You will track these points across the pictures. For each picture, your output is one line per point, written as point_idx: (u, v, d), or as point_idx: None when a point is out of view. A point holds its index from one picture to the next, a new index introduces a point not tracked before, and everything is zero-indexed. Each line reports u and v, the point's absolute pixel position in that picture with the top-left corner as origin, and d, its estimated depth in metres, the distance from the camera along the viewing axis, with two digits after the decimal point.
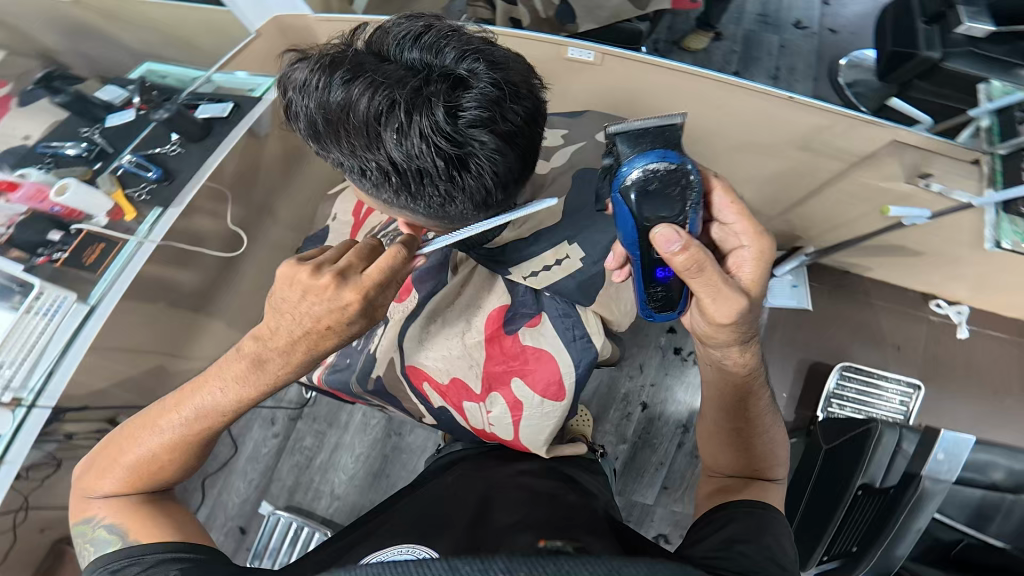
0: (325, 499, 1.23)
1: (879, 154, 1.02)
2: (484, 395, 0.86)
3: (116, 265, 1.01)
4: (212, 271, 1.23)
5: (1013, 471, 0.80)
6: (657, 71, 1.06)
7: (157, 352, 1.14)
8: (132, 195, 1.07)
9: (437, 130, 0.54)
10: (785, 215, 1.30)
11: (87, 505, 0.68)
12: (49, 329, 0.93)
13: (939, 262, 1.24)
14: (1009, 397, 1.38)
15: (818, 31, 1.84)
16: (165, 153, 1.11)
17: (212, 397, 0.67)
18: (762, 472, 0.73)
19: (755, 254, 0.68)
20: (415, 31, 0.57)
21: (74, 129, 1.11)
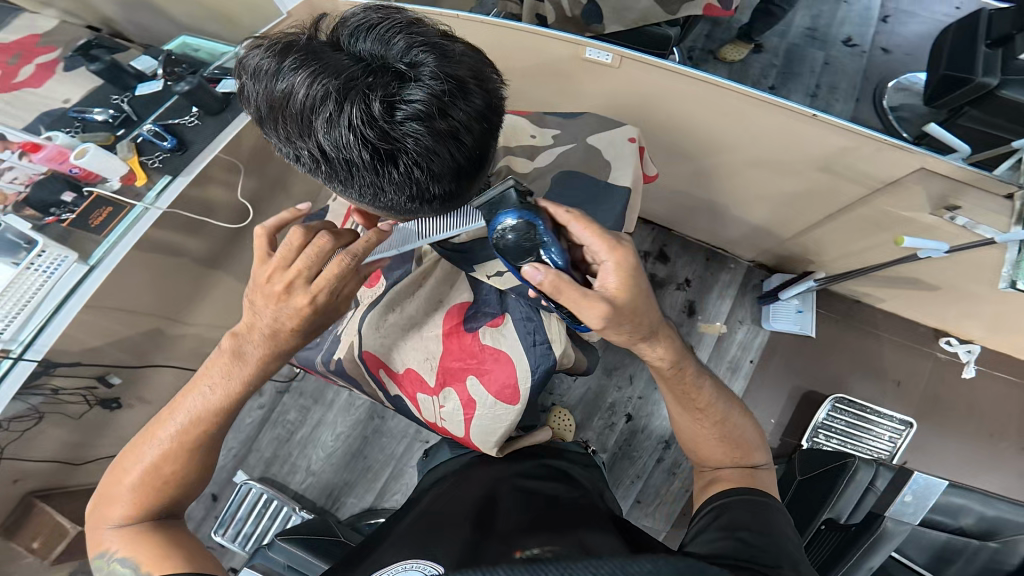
0: (300, 474, 1.24)
1: (904, 181, 0.95)
2: (438, 389, 0.82)
3: (121, 227, 1.02)
4: (220, 241, 1.24)
5: (984, 517, 0.78)
6: (675, 77, 0.99)
7: (157, 316, 1.15)
8: (147, 162, 1.09)
9: (367, 122, 0.49)
10: (800, 238, 1.28)
11: (99, 538, 0.67)
12: (46, 286, 0.94)
13: (956, 299, 1.19)
14: (1004, 441, 1.32)
15: (869, 50, 1.79)
16: (184, 124, 1.13)
17: (202, 395, 0.70)
18: (743, 460, 0.71)
19: (617, 263, 0.62)
20: (370, 21, 0.52)
21: (107, 97, 1.18)
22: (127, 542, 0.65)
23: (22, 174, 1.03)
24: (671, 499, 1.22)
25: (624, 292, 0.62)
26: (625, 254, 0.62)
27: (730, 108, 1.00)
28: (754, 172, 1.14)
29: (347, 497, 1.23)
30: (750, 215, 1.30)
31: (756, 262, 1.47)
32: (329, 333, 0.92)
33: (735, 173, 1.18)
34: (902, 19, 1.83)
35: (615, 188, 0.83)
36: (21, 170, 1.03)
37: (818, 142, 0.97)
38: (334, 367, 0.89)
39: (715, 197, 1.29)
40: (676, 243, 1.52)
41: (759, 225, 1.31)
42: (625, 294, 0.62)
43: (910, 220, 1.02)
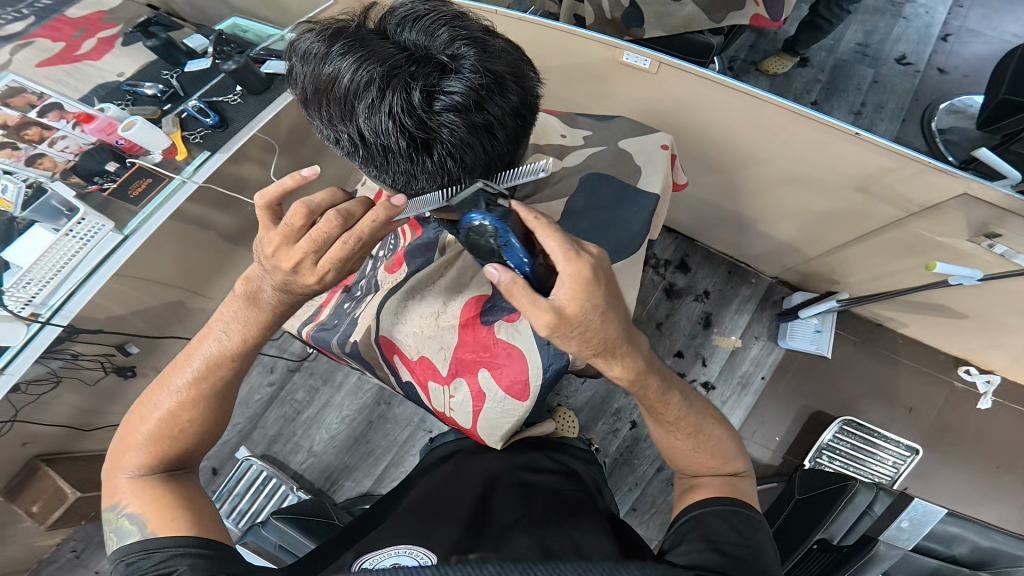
0: (302, 454, 1.27)
1: (945, 207, 0.92)
2: (449, 379, 0.82)
3: (157, 200, 1.05)
4: (248, 217, 1.27)
5: (979, 548, 0.76)
6: (712, 87, 0.98)
7: (180, 288, 1.18)
8: (188, 137, 1.12)
9: (407, 111, 0.50)
10: (827, 257, 1.25)
11: (112, 489, 0.64)
12: (81, 252, 0.98)
13: (983, 329, 1.15)
14: (1008, 473, 1.27)
15: (923, 69, 1.73)
16: (227, 102, 1.17)
17: (216, 339, 0.68)
18: (723, 469, 0.67)
19: (571, 274, 0.51)
20: (417, 12, 0.53)
21: (158, 72, 1.23)
22: (140, 492, 0.63)
23: (73, 144, 1.05)
24: (667, 508, 1.21)
25: (574, 309, 0.51)
26: (581, 266, 0.51)
27: (768, 120, 0.98)
28: (786, 188, 1.12)
29: (345, 480, 1.25)
30: (777, 232, 1.27)
31: (778, 279, 1.44)
32: (347, 316, 0.92)
33: (766, 188, 1.16)
34: (964, 38, 1.77)
35: (642, 194, 0.82)
36: (72, 140, 1.05)
37: (854, 160, 0.95)
38: (350, 350, 0.90)
39: (742, 210, 1.27)
40: (698, 253, 1.50)
41: (785, 242, 1.29)
42: (576, 311, 0.51)
43: (945, 246, 0.99)
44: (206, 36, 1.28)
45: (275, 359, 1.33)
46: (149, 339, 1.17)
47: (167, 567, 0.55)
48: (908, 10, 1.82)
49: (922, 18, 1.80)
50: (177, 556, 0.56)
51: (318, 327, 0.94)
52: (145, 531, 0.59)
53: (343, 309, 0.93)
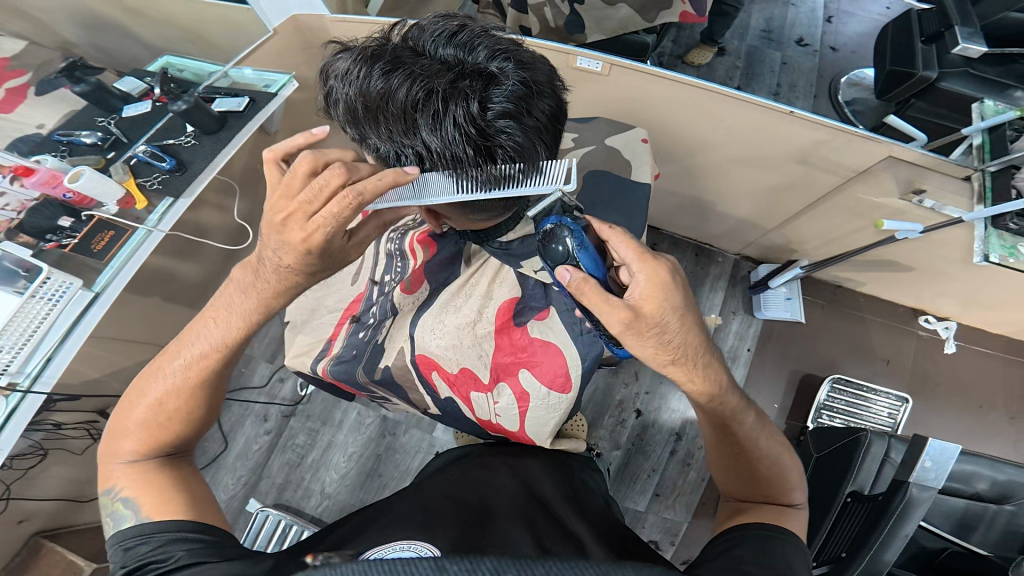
0: (315, 498, 1.21)
1: (874, 170, 1.02)
2: (492, 385, 0.85)
3: (125, 253, 1.00)
4: (213, 264, 1.27)
5: (998, 481, 0.85)
6: (663, 83, 1.05)
7: (151, 343, 1.16)
8: (144, 184, 1.06)
9: (470, 121, 0.55)
10: (780, 229, 1.35)
11: (109, 472, 0.61)
12: (52, 314, 0.90)
13: (929, 278, 1.27)
14: (992, 412, 1.40)
15: (819, 48, 1.91)
16: (179, 144, 1.12)
17: (207, 328, 0.63)
18: (776, 498, 0.62)
19: (646, 276, 0.55)
20: (451, 32, 0.58)
21: (91, 119, 1.14)
22: (133, 478, 0.60)
23: (12, 200, 0.97)
24: (689, 490, 1.24)
25: (651, 305, 0.54)
26: (659, 266, 0.55)
27: (706, 106, 1.05)
28: (734, 168, 1.20)
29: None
30: (732, 210, 1.36)
31: (742, 255, 1.54)
32: (368, 345, 0.92)
33: (716, 171, 1.24)
34: (844, 19, 1.97)
35: (637, 185, 0.87)
36: (12, 197, 0.96)
37: (793, 138, 1.04)
38: (380, 377, 0.91)
39: (700, 195, 1.35)
40: (665, 240, 1.58)
41: (743, 219, 1.38)
42: (652, 308, 0.55)
43: (882, 206, 1.09)
44: (141, 78, 1.21)
45: (267, 407, 1.29)
46: None
47: (165, 553, 0.53)
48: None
49: (809, 3, 1.99)
50: (177, 541, 0.54)
51: (334, 360, 0.91)
52: (140, 515, 0.57)
53: (361, 338, 0.93)
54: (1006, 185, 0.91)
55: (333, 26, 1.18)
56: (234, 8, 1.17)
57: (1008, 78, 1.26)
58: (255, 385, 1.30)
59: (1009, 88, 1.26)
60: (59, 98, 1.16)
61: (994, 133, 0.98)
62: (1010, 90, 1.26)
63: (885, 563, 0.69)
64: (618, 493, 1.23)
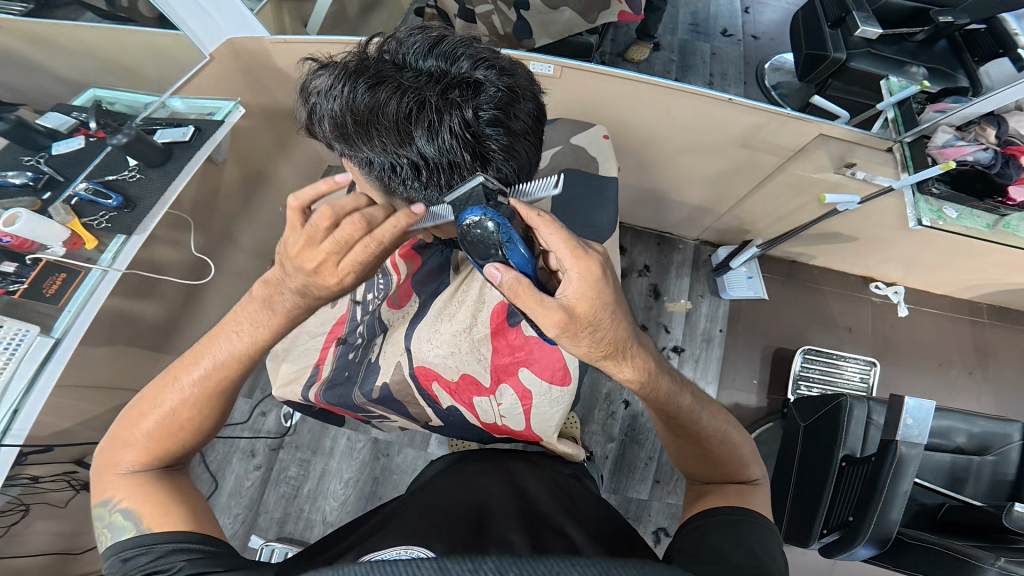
0: (318, 528, 1.18)
1: (809, 148, 1.11)
2: (494, 388, 0.86)
3: (80, 297, 0.96)
4: (176, 301, 1.22)
5: (973, 434, 0.94)
6: (608, 80, 1.09)
7: (120, 390, 1.12)
8: (89, 223, 1.00)
9: (464, 129, 0.56)
10: (733, 212, 1.43)
11: (106, 483, 0.59)
12: (9, 365, 0.86)
13: (871, 245, 1.38)
14: (950, 368, 1.52)
15: (742, 38, 2.03)
16: (122, 180, 1.06)
17: (229, 339, 0.61)
18: (734, 477, 0.65)
19: (579, 274, 0.53)
20: (430, 42, 0.59)
21: (15, 158, 1.05)
22: (134, 488, 0.58)
23: None
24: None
25: (583, 304, 0.53)
26: (590, 262, 0.54)
27: (654, 101, 1.10)
28: (684, 157, 1.26)
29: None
30: (685, 199, 1.43)
31: (701, 240, 1.62)
32: (361, 364, 0.93)
33: (669, 162, 1.29)
34: (760, 9, 2.10)
35: (606, 179, 0.92)
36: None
37: (734, 123, 1.10)
38: (378, 397, 0.89)
39: (657, 186, 1.41)
40: (628, 233, 1.65)
41: (698, 206, 1.45)
42: (585, 307, 0.53)
43: (820, 180, 1.17)
44: (68, 112, 1.13)
45: (253, 442, 1.25)
46: None
47: (165, 564, 0.51)
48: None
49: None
50: (176, 551, 0.52)
51: (325, 385, 0.91)
52: (140, 526, 0.55)
53: (354, 359, 0.93)
54: (924, 154, 1.01)
55: (275, 49, 1.16)
56: (160, 32, 1.13)
57: (904, 56, 1.39)
58: (236, 422, 1.26)
59: (905, 64, 1.37)
60: None
61: (903, 107, 1.08)
62: (907, 66, 1.37)
63: (892, 521, 0.75)
64: (619, 485, 1.26)
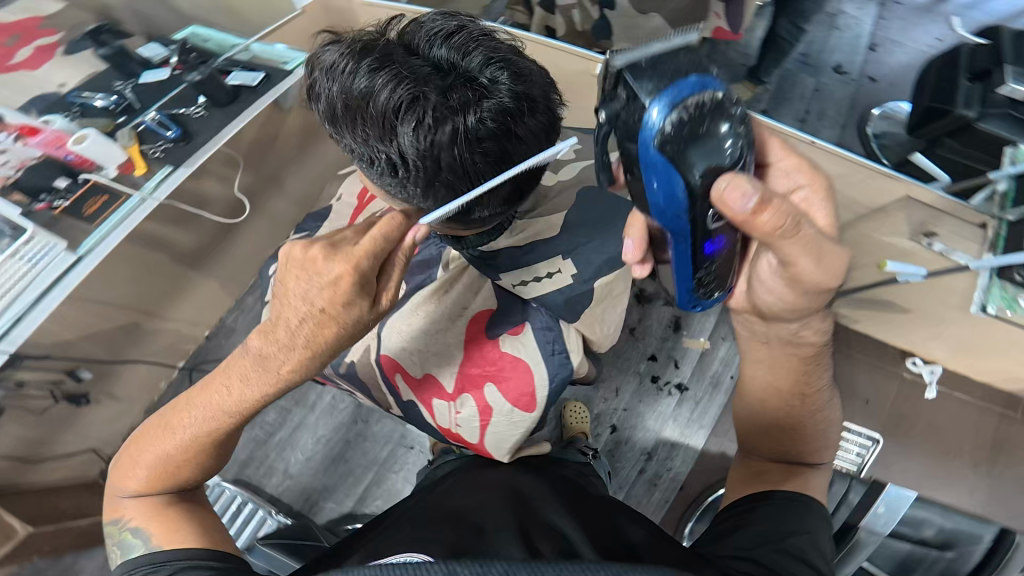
0: (277, 477, 1.25)
1: (889, 208, 1.08)
2: (456, 395, 0.95)
3: (113, 219, 1.06)
4: (210, 234, 1.29)
5: (943, 529, 0.92)
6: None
7: (134, 310, 1.19)
8: (148, 151, 1.11)
9: (455, 133, 0.61)
10: None
11: (116, 505, 0.71)
12: (30, 275, 0.97)
13: (927, 320, 1.25)
14: (956, 460, 1.36)
15: (857, 77, 1.71)
16: (189, 115, 1.15)
17: (219, 394, 0.67)
18: (807, 458, 0.74)
19: (812, 186, 0.66)
20: (447, 31, 0.64)
21: (109, 82, 1.14)
22: (141, 509, 0.69)
23: (14, 158, 1.02)
24: (651, 511, 1.23)
25: (829, 222, 0.65)
26: (819, 173, 0.66)
27: None
28: None
29: (325, 502, 1.24)
30: None
31: None
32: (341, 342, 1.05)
33: None
34: (891, 46, 1.75)
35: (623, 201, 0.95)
36: (14, 154, 1.02)
37: None
38: (346, 370, 1.01)
39: None
40: None
41: None
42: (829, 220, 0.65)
43: (889, 246, 1.08)
44: (165, 45, 1.21)
45: None
46: (102, 364, 1.17)
47: None
48: (841, 21, 1.82)
49: (858, 24, 1.80)
50: (192, 568, 0.61)
51: None
52: (151, 543, 0.65)
53: None
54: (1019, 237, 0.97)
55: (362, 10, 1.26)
56: None
57: None
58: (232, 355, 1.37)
59: None
60: (83, 57, 1.17)
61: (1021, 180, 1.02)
62: None
63: None
64: None
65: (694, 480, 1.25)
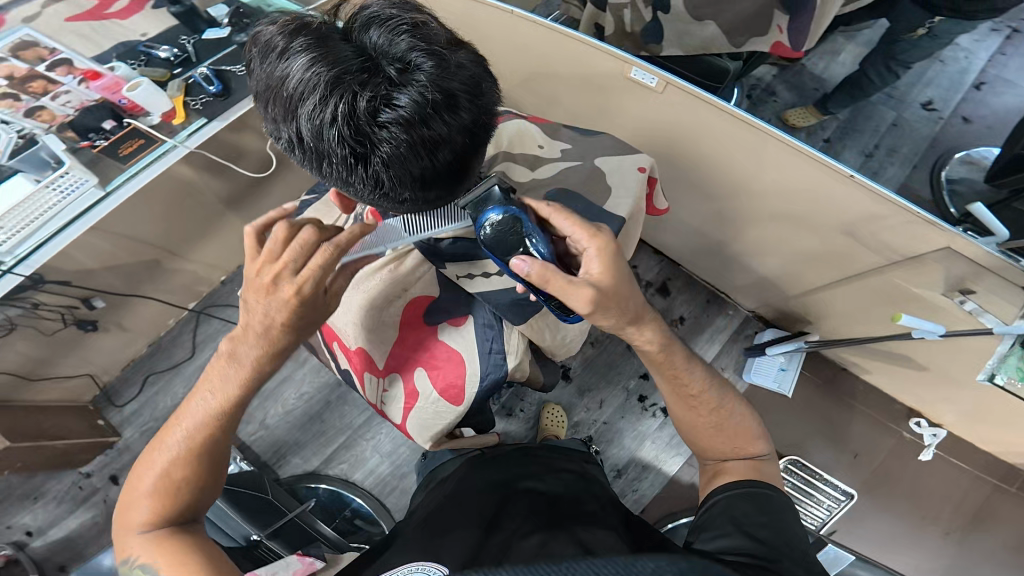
0: (254, 425, 1.41)
1: (926, 258, 0.95)
2: (385, 373, 1.03)
3: (147, 160, 1.03)
4: (243, 185, 1.29)
5: None
6: (717, 113, 0.98)
7: (158, 248, 1.21)
8: (190, 103, 1.09)
9: (347, 120, 0.58)
10: (802, 298, 1.29)
11: (125, 543, 0.67)
12: (58, 205, 0.95)
13: (942, 384, 1.21)
14: (931, 524, 1.35)
15: (948, 117, 1.67)
16: (235, 73, 1.13)
17: (203, 400, 0.71)
18: (744, 452, 0.77)
19: (596, 248, 0.71)
20: (381, 18, 0.61)
21: (175, 36, 1.15)
22: (148, 547, 0.66)
23: (74, 98, 1.02)
24: None
25: (604, 276, 0.70)
26: (602, 240, 0.71)
27: (752, 146, 0.99)
28: (775, 226, 1.13)
29: (292, 457, 1.40)
30: (761, 266, 1.28)
31: (755, 314, 1.50)
32: None
33: (756, 222, 1.16)
34: (997, 88, 1.70)
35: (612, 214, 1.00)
36: (76, 95, 1.02)
37: (848, 205, 0.96)
38: None
39: (730, 243, 1.29)
40: (680, 279, 1.57)
41: (766, 279, 1.32)
42: (607, 279, 0.70)
43: (918, 297, 1.03)
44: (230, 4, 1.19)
45: None
46: (118, 295, 1.22)
47: None
48: (948, 53, 1.75)
49: (962, 63, 1.73)
50: None
51: None
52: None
53: None
54: None
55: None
56: None
57: None
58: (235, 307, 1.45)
59: None
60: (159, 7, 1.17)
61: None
62: None
63: None
64: None
65: (655, 505, 1.32)
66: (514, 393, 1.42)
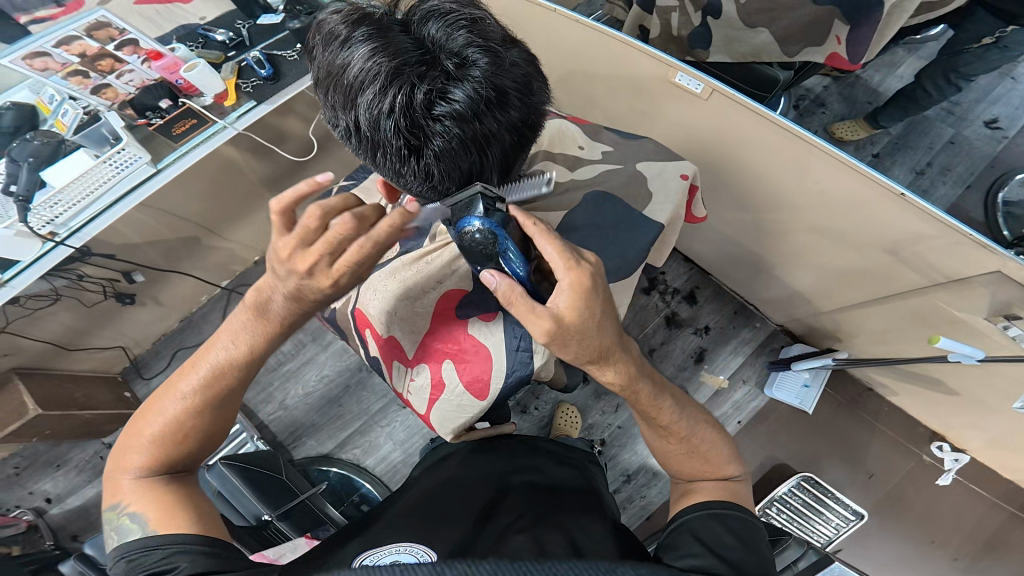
0: (274, 405, 1.43)
1: (973, 280, 0.90)
2: (414, 362, 1.02)
3: (194, 141, 1.09)
4: (282, 168, 1.32)
5: None
6: (765, 124, 0.94)
7: (198, 228, 1.25)
8: (241, 85, 1.14)
9: (405, 112, 0.58)
10: (834, 314, 1.25)
11: (116, 488, 0.68)
12: (113, 180, 1.02)
13: (972, 408, 1.17)
14: (941, 549, 1.32)
15: (1012, 136, 1.61)
16: (285, 58, 1.18)
17: (222, 349, 0.71)
18: (719, 472, 0.76)
19: (571, 282, 0.63)
20: (441, 12, 0.61)
21: (232, 21, 1.23)
22: (140, 493, 0.67)
23: (138, 78, 1.09)
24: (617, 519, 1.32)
25: (571, 316, 0.62)
26: (579, 274, 0.63)
27: (798, 159, 0.95)
28: (811, 239, 1.11)
29: (308, 438, 1.41)
30: (792, 279, 1.26)
31: (783, 328, 1.47)
32: None
33: (792, 235, 1.14)
34: None
35: (649, 219, 0.99)
36: (138, 74, 1.08)
37: (893, 221, 0.92)
38: (328, 316, 1.13)
39: (765, 255, 1.26)
40: (708, 287, 1.55)
41: (799, 292, 1.28)
42: (573, 318, 0.63)
43: (960, 320, 0.99)
44: None
45: None
46: (157, 270, 1.25)
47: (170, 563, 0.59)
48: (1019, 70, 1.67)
49: None
50: (181, 553, 0.60)
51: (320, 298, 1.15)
52: (146, 528, 0.64)
53: None
54: None
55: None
56: None
57: None
58: None
59: None
60: None
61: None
62: None
63: None
64: None
65: (661, 513, 1.31)
66: (529, 391, 1.42)
